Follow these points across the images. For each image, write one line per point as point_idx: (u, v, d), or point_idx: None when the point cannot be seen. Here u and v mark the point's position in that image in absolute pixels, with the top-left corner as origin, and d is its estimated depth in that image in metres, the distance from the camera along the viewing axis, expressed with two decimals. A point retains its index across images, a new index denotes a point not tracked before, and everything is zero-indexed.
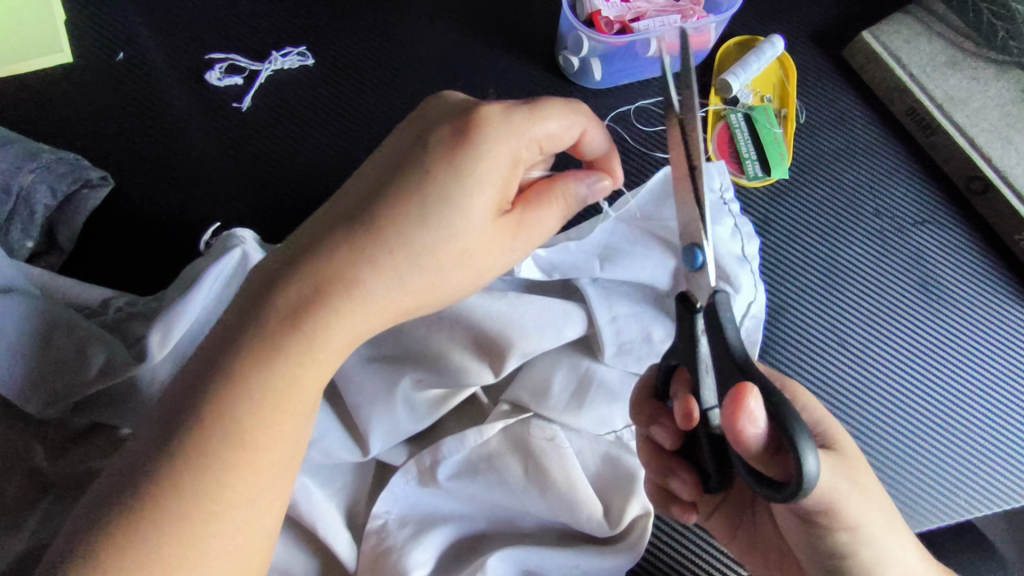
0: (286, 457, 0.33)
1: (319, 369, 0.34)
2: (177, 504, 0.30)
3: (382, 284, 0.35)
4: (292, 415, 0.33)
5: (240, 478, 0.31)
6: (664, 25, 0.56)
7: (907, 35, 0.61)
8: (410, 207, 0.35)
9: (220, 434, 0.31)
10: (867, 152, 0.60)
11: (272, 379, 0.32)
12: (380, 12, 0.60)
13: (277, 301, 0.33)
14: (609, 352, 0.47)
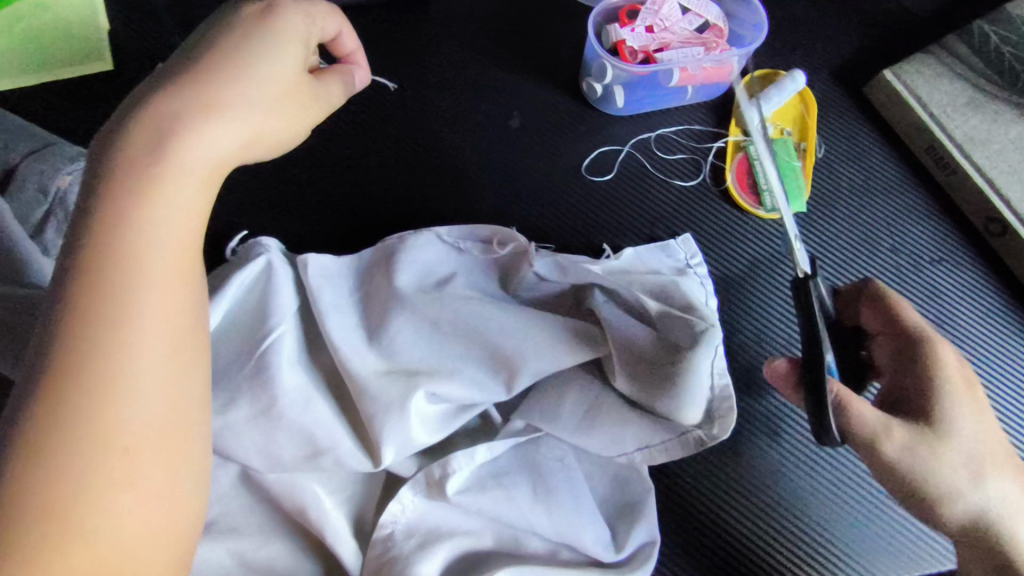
0: (176, 344, 0.30)
1: (173, 216, 0.31)
2: (61, 423, 0.27)
3: (215, 119, 0.32)
4: (165, 294, 0.30)
5: (129, 357, 0.28)
6: (687, 57, 0.57)
7: (927, 74, 0.61)
8: (202, 77, 0.33)
9: (90, 329, 0.28)
10: (885, 188, 0.60)
11: (137, 260, 0.30)
12: (410, 34, 0.61)
13: (127, 177, 0.30)
14: (624, 377, 0.46)
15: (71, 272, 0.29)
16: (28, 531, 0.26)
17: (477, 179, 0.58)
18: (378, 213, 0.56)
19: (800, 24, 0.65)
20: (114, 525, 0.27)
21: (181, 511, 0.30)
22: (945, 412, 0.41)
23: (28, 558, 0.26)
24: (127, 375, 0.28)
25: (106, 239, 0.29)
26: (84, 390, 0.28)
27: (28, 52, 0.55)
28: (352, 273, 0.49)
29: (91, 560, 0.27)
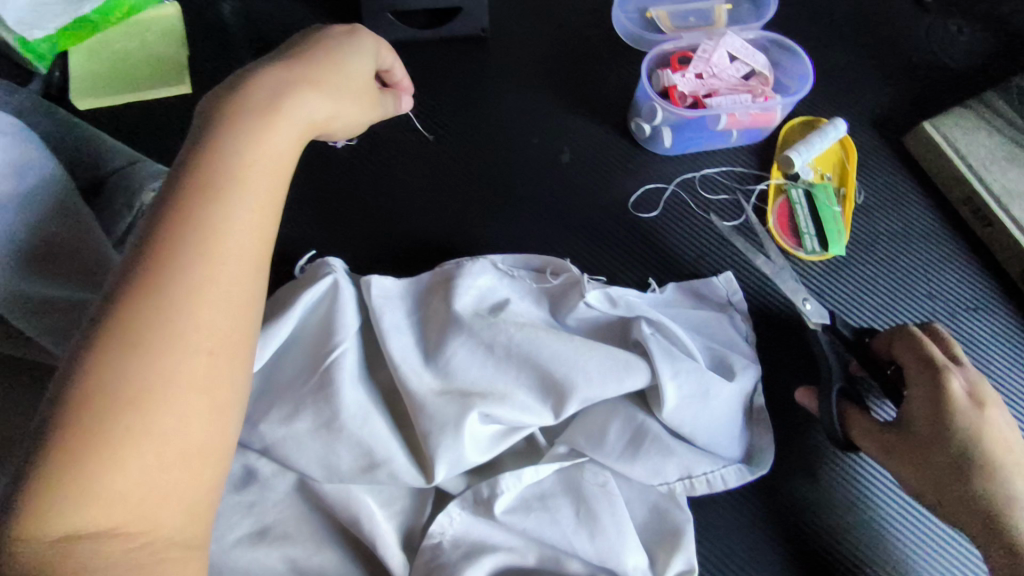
0: (250, 280, 0.34)
1: (267, 159, 0.37)
2: (148, 329, 0.30)
3: (311, 99, 0.40)
4: (249, 238, 0.34)
5: (220, 277, 0.32)
6: (735, 104, 0.60)
7: (966, 128, 0.63)
8: (301, 63, 0.42)
9: (182, 248, 0.32)
10: (923, 236, 0.62)
11: (231, 200, 0.34)
12: (469, 69, 0.65)
13: (243, 121, 0.36)
14: (670, 406, 0.48)
15: (170, 206, 0.33)
16: (102, 421, 0.28)
17: (529, 210, 0.60)
18: (434, 237, 0.59)
19: (842, 75, 0.68)
20: (179, 425, 0.29)
21: (230, 431, 0.32)
22: (949, 428, 0.46)
23: (99, 450, 0.27)
24: (209, 295, 0.32)
25: (203, 179, 0.34)
26: (172, 302, 0.31)
27: (114, 77, 0.59)
28: (410, 296, 0.52)
29: (153, 458, 0.28)
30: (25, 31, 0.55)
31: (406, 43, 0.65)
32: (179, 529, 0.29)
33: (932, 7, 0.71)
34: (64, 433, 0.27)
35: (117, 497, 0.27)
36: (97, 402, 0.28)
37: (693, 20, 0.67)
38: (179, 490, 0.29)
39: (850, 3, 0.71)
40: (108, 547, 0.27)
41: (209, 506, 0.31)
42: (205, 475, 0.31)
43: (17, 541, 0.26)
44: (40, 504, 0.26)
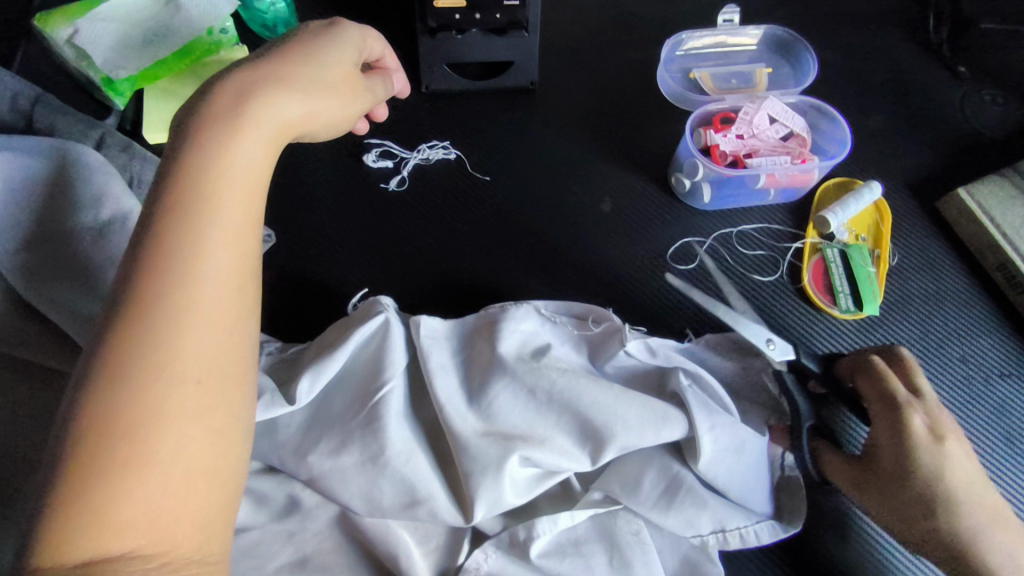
0: (234, 297, 0.35)
1: (242, 163, 0.37)
2: (130, 363, 0.31)
3: (287, 97, 0.40)
4: (226, 256, 0.35)
5: (206, 297, 0.34)
6: (775, 164, 0.63)
7: (1001, 196, 0.64)
8: (270, 60, 0.42)
9: (169, 271, 0.33)
10: (957, 299, 0.63)
11: (201, 223, 0.35)
12: (516, 119, 0.68)
13: (214, 125, 0.37)
14: (706, 459, 0.49)
15: (147, 238, 0.34)
16: (108, 450, 0.30)
17: (569, 257, 0.62)
18: (477, 279, 0.61)
19: (878, 139, 0.70)
20: (175, 449, 0.31)
21: (231, 448, 0.33)
22: (914, 463, 0.47)
23: (106, 475, 0.29)
24: (194, 320, 0.33)
25: (176, 208, 0.35)
26: (156, 332, 0.32)
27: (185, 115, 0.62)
28: (455, 338, 0.54)
29: (155, 483, 0.30)
30: (110, 71, 0.60)
31: (458, 92, 0.68)
32: (195, 547, 0.31)
33: (966, 77, 0.73)
34: (67, 473, 0.29)
35: (126, 523, 0.29)
36: (92, 437, 0.30)
37: (735, 81, 0.71)
38: (187, 510, 0.31)
39: (887, 70, 0.73)
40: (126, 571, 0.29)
41: (223, 523, 0.33)
42: (211, 492, 0.32)
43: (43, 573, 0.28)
44: (59, 540, 0.28)
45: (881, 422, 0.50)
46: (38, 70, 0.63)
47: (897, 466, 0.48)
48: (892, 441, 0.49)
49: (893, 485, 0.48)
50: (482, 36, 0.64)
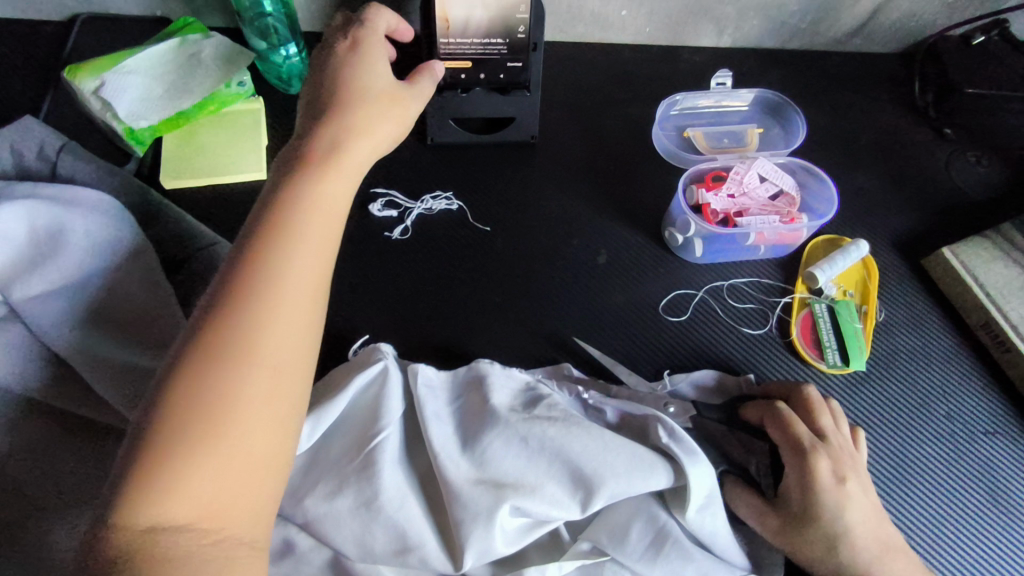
0: (304, 315, 0.41)
1: (324, 199, 0.45)
2: (222, 354, 0.38)
3: (359, 144, 0.49)
4: (300, 280, 0.41)
5: (283, 306, 0.40)
6: (764, 224, 0.65)
7: (983, 257, 0.66)
8: (339, 104, 0.50)
9: (257, 282, 0.40)
10: (942, 357, 0.65)
11: (285, 244, 0.42)
12: (517, 172, 0.71)
13: (307, 171, 0.46)
14: (693, 511, 0.50)
15: (244, 254, 0.41)
16: (190, 430, 0.35)
17: (564, 307, 0.65)
18: (476, 326, 0.63)
19: (865, 197, 0.72)
20: (241, 437, 0.37)
21: (287, 441, 0.39)
22: (818, 503, 0.50)
23: (187, 449, 0.35)
24: (273, 325, 0.39)
25: (268, 232, 0.42)
26: (240, 334, 0.38)
27: (200, 163, 0.66)
28: (450, 387, 0.56)
29: (221, 462, 0.36)
30: (133, 121, 0.63)
31: (462, 144, 0.71)
32: (244, 529, 0.36)
33: (952, 138, 0.76)
34: (150, 448, 0.35)
35: (193, 495, 0.34)
36: (178, 415, 0.36)
37: (727, 140, 0.74)
38: (242, 493, 0.36)
39: (875, 131, 0.76)
40: (186, 538, 0.34)
41: (269, 512, 0.37)
42: (263, 482, 0.37)
43: (116, 530, 0.33)
44: (134, 502, 0.33)
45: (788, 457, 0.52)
46: (65, 119, 0.66)
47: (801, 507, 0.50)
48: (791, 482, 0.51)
49: (800, 525, 0.49)
50: (485, 94, 0.67)
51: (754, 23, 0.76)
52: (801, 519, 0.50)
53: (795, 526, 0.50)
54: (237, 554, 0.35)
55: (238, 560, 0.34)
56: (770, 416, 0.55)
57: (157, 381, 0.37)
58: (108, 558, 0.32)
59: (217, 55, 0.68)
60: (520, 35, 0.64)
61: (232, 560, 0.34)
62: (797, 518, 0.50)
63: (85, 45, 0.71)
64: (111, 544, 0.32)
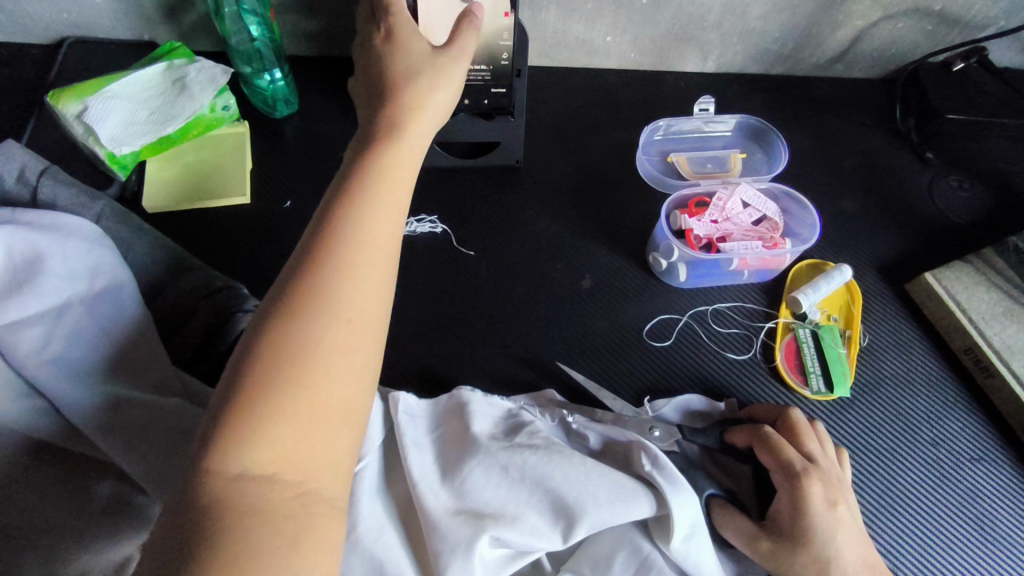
0: (381, 271, 0.40)
1: (399, 160, 0.44)
2: (307, 305, 0.36)
3: (429, 113, 0.48)
4: (380, 237, 0.40)
5: (365, 260, 0.39)
6: (747, 249, 0.65)
7: (966, 282, 0.66)
8: (400, 67, 0.48)
9: (339, 236, 0.39)
10: (927, 383, 0.64)
11: (364, 199, 0.41)
12: (502, 196, 0.71)
13: (382, 135, 0.45)
14: (677, 540, 0.48)
15: (327, 210, 0.40)
16: (275, 381, 0.34)
17: (549, 331, 0.64)
18: (459, 351, 0.63)
19: (847, 222, 0.73)
20: (323, 391, 0.35)
21: (364, 396, 0.37)
22: (809, 529, 0.48)
23: (275, 400, 0.34)
24: (356, 278, 0.38)
25: (347, 189, 0.41)
26: (324, 286, 0.37)
27: (185, 189, 0.66)
28: (432, 415, 0.56)
29: (304, 413, 0.34)
30: (116, 147, 0.63)
31: (446, 168, 0.71)
32: (323, 487, 0.34)
33: (934, 163, 0.76)
34: (237, 397, 0.33)
35: (277, 447, 0.33)
36: (265, 364, 0.34)
37: (710, 166, 0.74)
38: (321, 450, 0.35)
39: (857, 156, 0.77)
40: (270, 490, 0.32)
41: (346, 472, 0.36)
42: (343, 438, 0.36)
43: (206, 479, 0.31)
44: (223, 452, 0.32)
45: (780, 476, 0.51)
46: (48, 144, 0.66)
47: (793, 531, 0.48)
48: (786, 507, 0.50)
49: (792, 546, 0.48)
50: (470, 119, 0.67)
51: (737, 50, 0.77)
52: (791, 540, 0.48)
53: (789, 549, 0.48)
54: (317, 515, 0.33)
55: (317, 517, 0.33)
56: (759, 436, 0.55)
57: (245, 332, 0.36)
58: (188, 511, 0.31)
59: (202, 79, 0.68)
60: (503, 62, 0.63)
61: (312, 520, 0.33)
62: (794, 541, 0.48)
63: (71, 69, 0.71)
64: (196, 494, 0.31)
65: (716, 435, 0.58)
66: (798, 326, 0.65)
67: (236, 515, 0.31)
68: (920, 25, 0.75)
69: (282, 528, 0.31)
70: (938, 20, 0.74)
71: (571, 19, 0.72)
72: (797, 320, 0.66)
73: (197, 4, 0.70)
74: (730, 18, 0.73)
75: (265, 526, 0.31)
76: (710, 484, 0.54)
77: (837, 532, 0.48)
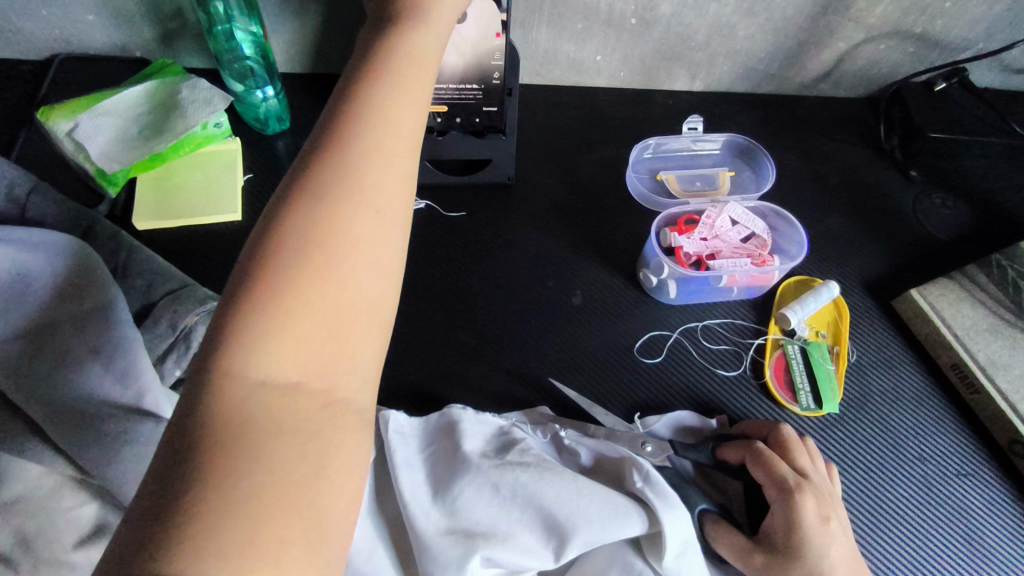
0: (400, 167, 0.39)
1: (420, 45, 0.43)
2: (329, 197, 0.36)
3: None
4: (401, 127, 0.40)
5: (385, 152, 0.39)
6: (736, 266, 0.66)
7: (951, 298, 0.67)
8: None
9: (359, 127, 0.39)
10: (913, 398, 0.65)
11: (383, 86, 0.40)
12: (494, 214, 0.72)
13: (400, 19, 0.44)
14: (669, 558, 0.48)
15: (346, 99, 0.40)
16: (299, 274, 0.34)
17: (541, 347, 0.64)
18: (451, 368, 0.63)
19: (834, 239, 0.74)
20: (346, 288, 0.35)
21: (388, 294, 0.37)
22: (803, 546, 0.48)
23: (298, 296, 0.34)
24: (376, 173, 0.38)
25: (370, 78, 0.41)
26: (339, 184, 0.37)
27: (175, 205, 0.66)
28: (421, 433, 0.56)
29: (330, 305, 0.35)
30: (107, 165, 0.64)
31: (438, 185, 0.72)
32: (351, 396, 0.34)
33: (918, 180, 0.78)
34: (258, 291, 0.33)
35: (303, 349, 0.33)
36: (289, 255, 0.35)
37: (699, 183, 0.75)
38: (346, 352, 0.35)
39: (843, 173, 0.78)
40: (295, 401, 0.32)
41: (373, 377, 0.36)
42: (369, 334, 0.36)
43: (224, 391, 0.31)
44: (239, 366, 0.32)
45: (773, 490, 0.52)
46: (38, 161, 0.66)
47: (786, 549, 0.48)
48: (780, 522, 0.50)
49: (786, 560, 0.48)
50: (462, 137, 0.68)
51: (724, 69, 0.78)
52: (785, 554, 0.48)
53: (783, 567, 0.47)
54: (344, 426, 0.33)
55: (345, 426, 0.33)
56: (751, 454, 0.55)
57: (261, 224, 0.36)
58: None
59: (194, 98, 0.68)
60: (495, 81, 0.64)
61: (339, 432, 0.33)
62: (791, 556, 0.48)
63: (61, 86, 0.71)
64: None
65: (709, 452, 0.58)
66: (790, 342, 0.66)
67: (257, 428, 0.30)
68: (903, 47, 0.76)
69: (309, 434, 0.31)
70: (919, 43, 0.76)
71: (560, 38, 0.73)
72: (789, 337, 0.66)
73: (189, 22, 0.70)
74: (718, 39, 0.74)
75: (287, 434, 0.31)
76: (705, 502, 0.54)
77: (832, 548, 0.48)
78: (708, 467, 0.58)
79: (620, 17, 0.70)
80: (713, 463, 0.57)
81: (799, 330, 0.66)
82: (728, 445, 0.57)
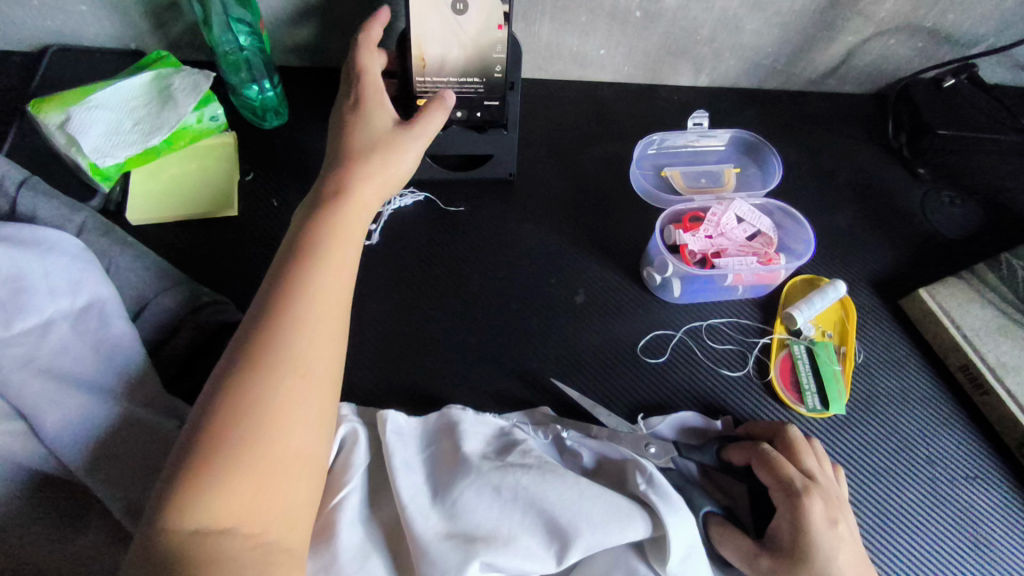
0: (334, 322, 0.42)
1: (354, 229, 0.47)
2: (264, 357, 0.38)
3: (385, 181, 0.50)
4: (334, 297, 0.42)
5: (319, 314, 0.41)
6: (742, 265, 0.65)
7: (959, 298, 0.66)
8: (362, 142, 0.51)
9: (296, 293, 0.41)
10: (922, 400, 0.64)
11: (321, 260, 0.43)
12: (496, 210, 0.70)
13: (332, 198, 0.47)
14: (673, 562, 0.47)
15: (284, 271, 0.42)
16: (237, 430, 0.35)
17: (543, 347, 0.63)
18: (451, 367, 0.61)
19: (841, 237, 0.73)
20: (281, 441, 0.36)
21: (321, 443, 0.38)
22: (812, 547, 0.47)
23: (232, 448, 0.34)
24: (311, 331, 0.40)
25: (306, 256, 0.43)
26: (274, 347, 0.38)
27: (170, 200, 0.65)
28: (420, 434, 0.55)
29: (263, 456, 0.35)
30: (98, 158, 0.61)
31: (438, 180, 0.71)
32: (280, 537, 0.34)
33: (926, 178, 0.77)
34: (200, 443, 0.34)
35: (235, 501, 0.33)
36: (225, 417, 0.35)
37: (704, 180, 0.74)
38: (279, 498, 0.35)
39: (850, 170, 0.77)
40: (227, 541, 0.32)
41: (304, 518, 0.36)
42: (298, 485, 0.36)
43: (160, 535, 0.32)
44: (181, 508, 0.32)
45: (779, 493, 0.51)
46: (30, 153, 0.65)
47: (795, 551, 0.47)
48: (785, 529, 0.49)
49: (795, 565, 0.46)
50: (461, 130, 0.65)
51: (731, 63, 0.77)
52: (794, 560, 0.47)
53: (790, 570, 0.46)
54: (276, 562, 0.33)
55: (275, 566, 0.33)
56: (755, 455, 0.54)
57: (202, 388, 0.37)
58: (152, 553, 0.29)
59: (187, 89, 0.66)
60: (496, 75, 0.62)
61: (270, 566, 0.33)
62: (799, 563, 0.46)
63: (56, 77, 0.70)
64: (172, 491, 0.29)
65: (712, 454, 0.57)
66: (796, 343, 0.65)
67: (199, 565, 0.31)
68: (912, 42, 0.75)
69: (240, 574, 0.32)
70: (930, 37, 0.75)
71: (564, 31, 0.71)
72: (795, 338, 0.65)
73: (185, 13, 0.69)
74: (724, 32, 0.72)
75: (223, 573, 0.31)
76: (708, 503, 0.53)
77: (842, 551, 0.47)
78: (712, 468, 0.57)
79: (624, 10, 0.69)
80: (718, 465, 0.56)
81: (805, 330, 0.65)
82: (732, 446, 0.56)
